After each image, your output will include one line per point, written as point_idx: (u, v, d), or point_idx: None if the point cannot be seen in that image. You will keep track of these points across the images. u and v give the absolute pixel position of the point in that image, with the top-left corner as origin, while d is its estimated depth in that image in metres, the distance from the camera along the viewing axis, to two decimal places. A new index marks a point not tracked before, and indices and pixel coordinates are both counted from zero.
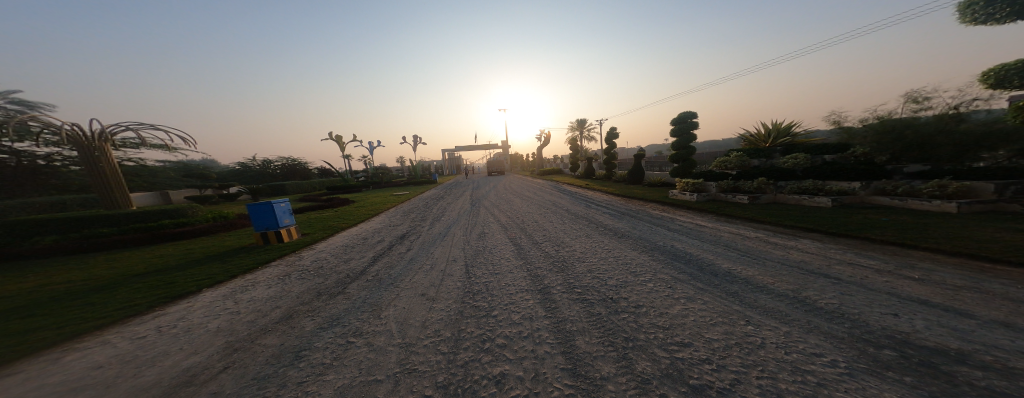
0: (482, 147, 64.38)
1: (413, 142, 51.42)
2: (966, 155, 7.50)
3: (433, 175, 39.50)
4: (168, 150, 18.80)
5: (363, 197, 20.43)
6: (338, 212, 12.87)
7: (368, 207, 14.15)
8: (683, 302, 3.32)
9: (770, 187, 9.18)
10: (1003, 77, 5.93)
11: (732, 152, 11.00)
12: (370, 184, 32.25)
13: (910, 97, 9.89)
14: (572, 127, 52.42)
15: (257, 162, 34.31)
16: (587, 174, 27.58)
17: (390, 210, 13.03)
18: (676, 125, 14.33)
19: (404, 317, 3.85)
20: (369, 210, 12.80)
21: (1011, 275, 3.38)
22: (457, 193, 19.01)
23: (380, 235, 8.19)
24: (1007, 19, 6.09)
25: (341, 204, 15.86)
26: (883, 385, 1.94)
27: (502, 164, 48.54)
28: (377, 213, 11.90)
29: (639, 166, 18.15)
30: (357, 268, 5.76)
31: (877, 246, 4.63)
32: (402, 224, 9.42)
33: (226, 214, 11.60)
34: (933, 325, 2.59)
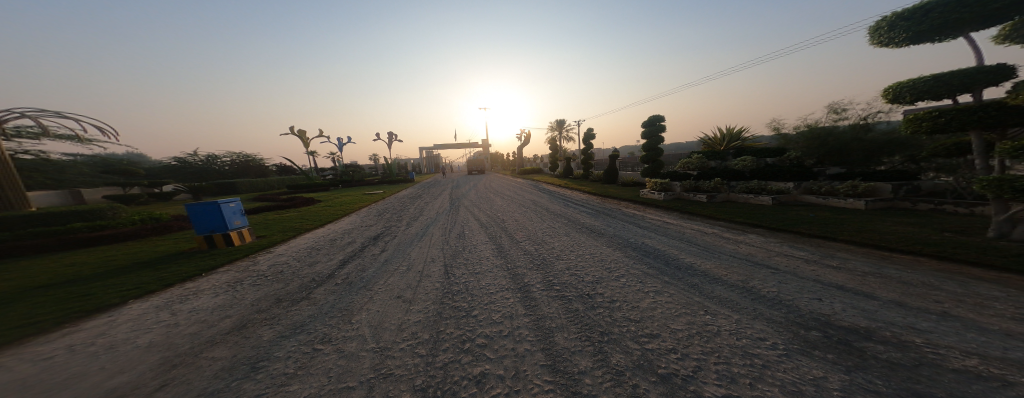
0: (459, 145, 63.13)
1: (383, 137, 48.58)
2: (873, 160, 8.91)
3: (409, 175, 37.40)
4: (80, 142, 15.84)
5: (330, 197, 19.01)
6: (302, 212, 11.84)
7: (337, 206, 13.19)
8: (652, 295, 3.60)
9: (723, 186, 10.18)
10: (898, 93, 7.04)
11: (692, 152, 11.91)
12: (337, 181, 29.91)
13: (832, 108, 11.46)
14: (551, 127, 53.18)
15: (201, 157, 30.32)
16: (565, 174, 28.36)
17: (362, 209, 12.26)
18: (645, 128, 15.20)
19: (378, 321, 3.69)
20: (338, 210, 11.92)
21: (903, 262, 4.13)
22: (435, 192, 18.54)
23: (350, 236, 7.71)
24: (904, 44, 6.98)
25: (305, 204, 14.59)
26: (812, 364, 2.30)
27: (482, 163, 47.73)
28: (347, 213, 11.14)
29: (611, 167, 19.02)
30: (324, 271, 5.37)
31: (806, 239, 5.39)
32: (375, 225, 8.93)
33: (159, 214, 10.07)
34: (848, 307, 3.10)
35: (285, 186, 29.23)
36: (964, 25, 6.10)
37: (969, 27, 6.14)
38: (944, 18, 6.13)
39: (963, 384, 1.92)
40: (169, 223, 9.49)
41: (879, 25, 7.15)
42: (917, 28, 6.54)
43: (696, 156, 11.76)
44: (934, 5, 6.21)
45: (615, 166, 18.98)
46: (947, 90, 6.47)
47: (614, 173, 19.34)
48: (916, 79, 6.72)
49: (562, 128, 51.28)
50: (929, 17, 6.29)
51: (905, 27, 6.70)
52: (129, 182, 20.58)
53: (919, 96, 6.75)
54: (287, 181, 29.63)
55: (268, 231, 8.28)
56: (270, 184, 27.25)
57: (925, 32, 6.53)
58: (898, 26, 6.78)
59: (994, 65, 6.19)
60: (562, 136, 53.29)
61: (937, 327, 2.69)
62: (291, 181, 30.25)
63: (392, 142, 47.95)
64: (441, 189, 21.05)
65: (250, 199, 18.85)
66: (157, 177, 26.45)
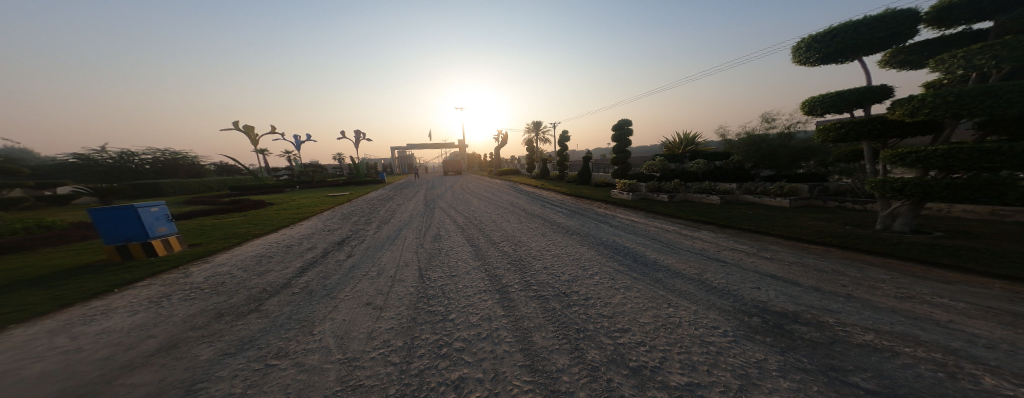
0: (431, 144, 60.76)
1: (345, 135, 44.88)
2: (794, 164, 10.44)
3: (378, 175, 34.84)
4: None
5: (285, 199, 17.15)
6: (249, 216, 10.48)
7: (293, 210, 11.92)
8: (623, 291, 3.86)
9: (681, 187, 11.13)
10: (812, 106, 8.25)
11: (655, 155, 12.81)
12: (289, 183, 26.91)
13: (765, 117, 13.14)
14: (527, 129, 53.50)
15: (113, 154, 25.44)
16: (541, 175, 28.93)
17: (325, 212, 11.23)
18: (616, 131, 15.99)
19: (344, 330, 3.44)
20: (295, 214, 10.77)
21: (819, 253, 4.93)
22: (407, 194, 17.76)
23: (310, 241, 7.04)
24: (816, 65, 8.00)
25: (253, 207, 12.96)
26: (755, 347, 2.67)
27: (458, 163, 46.33)
28: (306, 217, 10.12)
29: (583, 168, 19.77)
30: (278, 281, 4.84)
31: (746, 234, 6.15)
32: (340, 229, 8.25)
33: (53, 222, 8.27)
34: (779, 293, 3.63)
35: (227, 187, 25.75)
36: (860, 49, 7.24)
37: (861, 52, 7.31)
38: (847, 41, 7.20)
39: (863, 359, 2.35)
40: (68, 232, 7.84)
41: (799, 46, 8.17)
42: (826, 50, 7.57)
43: (658, 158, 12.67)
44: (840, 29, 7.29)
45: (587, 167, 19.71)
46: (846, 105, 7.73)
47: (585, 175, 20.13)
48: (825, 95, 7.92)
49: (538, 129, 51.86)
50: (837, 39, 7.33)
51: (818, 48, 7.70)
52: (7, 182, 16.52)
53: (827, 110, 7.96)
54: (228, 183, 26.03)
55: (205, 239, 7.20)
56: (203, 190, 23.53)
57: (832, 54, 7.58)
58: (813, 47, 7.79)
59: (879, 86, 7.52)
60: (538, 137, 53.87)
61: (844, 308, 3.28)
62: (234, 181, 26.69)
63: (358, 141, 44.64)
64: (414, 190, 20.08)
65: (179, 203, 16.15)
66: (49, 179, 21.56)
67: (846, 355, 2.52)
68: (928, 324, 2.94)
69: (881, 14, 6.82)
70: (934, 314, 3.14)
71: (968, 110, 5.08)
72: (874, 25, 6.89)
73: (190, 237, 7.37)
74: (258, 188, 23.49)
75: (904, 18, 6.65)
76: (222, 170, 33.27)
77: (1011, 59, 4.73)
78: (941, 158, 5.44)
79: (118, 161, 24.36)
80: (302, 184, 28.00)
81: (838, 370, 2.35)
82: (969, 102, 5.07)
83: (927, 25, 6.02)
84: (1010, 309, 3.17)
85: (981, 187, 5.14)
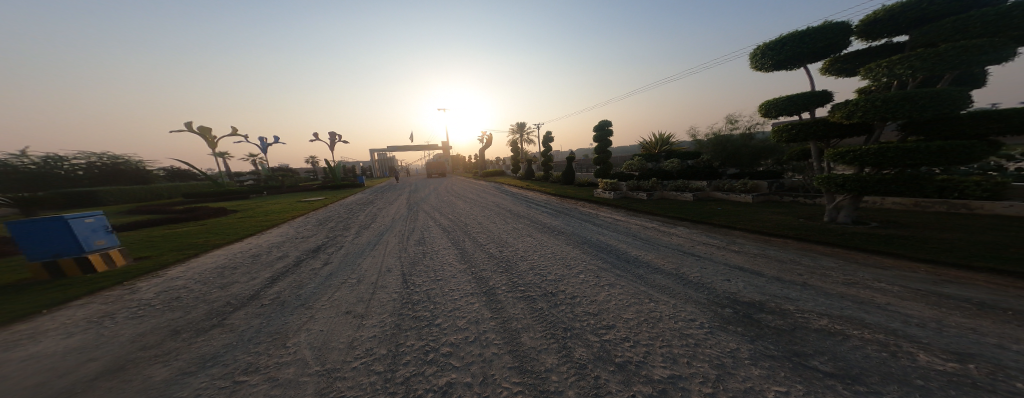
0: (411, 146, 58.84)
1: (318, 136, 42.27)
2: (756, 162, 11.27)
3: (356, 179, 33.03)
4: None
5: (252, 205, 15.87)
6: (208, 225, 9.57)
7: (260, 217, 11.06)
8: (607, 288, 3.98)
9: (658, 185, 11.66)
10: (768, 109, 8.88)
11: (634, 155, 13.32)
12: (255, 188, 24.87)
13: (729, 119, 14.06)
14: (511, 130, 53.31)
15: (38, 157, 22.16)
16: (526, 176, 29.00)
17: (297, 218, 10.52)
18: (596, 132, 16.41)
19: (322, 341, 3.25)
20: (263, 221, 9.99)
21: (780, 245, 5.37)
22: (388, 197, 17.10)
23: (281, 249, 6.57)
24: (770, 71, 8.66)
25: (213, 215, 11.83)
26: (729, 338, 2.87)
27: (441, 165, 45.10)
28: (275, 224, 9.43)
29: (566, 169, 20.03)
30: (245, 293, 4.47)
31: (717, 228, 6.58)
32: (315, 235, 7.78)
33: None
34: (747, 284, 3.92)
35: (181, 193, 23.32)
36: (806, 57, 7.91)
37: (807, 59, 7.99)
38: (795, 50, 7.83)
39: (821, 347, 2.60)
40: None
41: (754, 54, 8.76)
42: (777, 57, 8.17)
43: (636, 158, 13.19)
44: (788, 39, 7.93)
45: (570, 168, 20.02)
46: (796, 108, 8.43)
47: (568, 175, 20.47)
48: (779, 99, 8.59)
49: (521, 130, 51.84)
50: (786, 48, 7.96)
51: (771, 56, 8.30)
52: None
53: (780, 113, 8.61)
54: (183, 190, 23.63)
55: (155, 251, 6.49)
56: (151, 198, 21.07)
57: (783, 61, 8.20)
58: (767, 55, 8.39)
59: (822, 91, 8.30)
60: (522, 138, 53.86)
61: (802, 295, 3.62)
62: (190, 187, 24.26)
63: (332, 143, 42.21)
64: (395, 193, 19.35)
65: (121, 212, 14.36)
66: None
67: (805, 340, 2.78)
68: (870, 307, 3.32)
69: (822, 25, 7.47)
70: (874, 298, 3.54)
71: (893, 114, 5.76)
72: (817, 36, 7.53)
73: (137, 249, 6.61)
74: (218, 195, 21.46)
75: (840, 30, 7.36)
76: (174, 175, 30.01)
77: (924, 69, 5.40)
78: (874, 156, 6.13)
79: (43, 166, 21.14)
80: (269, 190, 25.91)
81: (800, 355, 2.58)
82: (895, 108, 5.74)
83: (858, 37, 6.73)
84: (932, 290, 3.66)
85: (905, 182, 5.86)
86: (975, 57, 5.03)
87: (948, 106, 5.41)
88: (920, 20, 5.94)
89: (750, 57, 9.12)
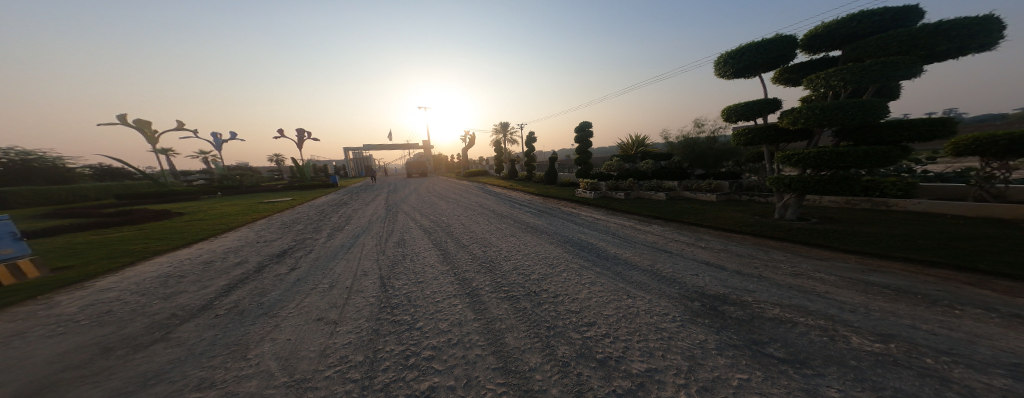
0: (388, 145, 56.37)
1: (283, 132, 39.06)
2: (720, 163, 12.17)
3: (327, 178, 30.84)
4: None
5: (206, 207, 14.36)
6: (149, 229, 8.49)
7: (215, 219, 10.02)
8: (588, 286, 4.12)
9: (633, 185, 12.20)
10: (729, 114, 9.54)
11: (611, 155, 13.82)
12: (207, 188, 22.40)
13: (697, 122, 15.01)
14: (493, 129, 52.82)
15: None
16: (509, 176, 28.96)
17: (259, 221, 9.65)
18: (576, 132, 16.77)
19: (290, 351, 3.01)
20: (218, 224, 9.04)
21: (740, 241, 5.87)
22: (364, 198, 16.25)
23: (239, 254, 6.00)
24: (731, 79, 9.28)
25: (156, 218, 10.50)
26: (698, 330, 3.10)
27: (422, 163, 43.38)
28: (232, 227, 8.58)
29: (548, 169, 20.22)
30: (198, 303, 4.03)
31: (686, 226, 7.04)
32: (279, 238, 7.20)
33: None
34: (713, 278, 4.25)
35: (114, 194, 20.42)
36: (761, 67, 8.58)
37: (762, 69, 8.67)
38: (752, 59, 8.47)
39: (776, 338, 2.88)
40: None
41: (718, 61, 9.35)
42: (738, 64, 8.76)
43: (613, 159, 13.69)
44: (746, 49, 8.55)
45: (553, 168, 20.21)
46: (753, 113, 9.15)
47: (549, 175, 20.74)
48: (738, 104, 9.28)
49: (505, 130, 51.36)
50: (745, 57, 8.58)
51: (732, 64, 8.90)
52: None
53: (739, 117, 9.29)
54: (118, 189, 20.75)
55: (81, 259, 5.63)
56: (76, 199, 18.24)
57: (742, 70, 8.81)
58: (728, 63, 8.99)
59: (774, 99, 9.09)
60: (505, 138, 53.47)
61: (759, 287, 3.99)
62: (127, 187, 21.36)
63: (299, 139, 39.17)
64: (371, 193, 18.46)
65: (37, 216, 12.31)
66: None
67: (762, 329, 3.08)
68: (814, 296, 3.75)
69: (774, 38, 8.16)
70: (817, 287, 4.00)
71: (830, 121, 6.45)
72: (770, 47, 8.19)
73: (55, 258, 5.69)
74: (163, 195, 19.09)
75: (789, 43, 8.10)
76: (105, 174, 26.18)
77: (855, 82, 6.09)
78: (813, 158, 6.85)
79: None
80: (225, 190, 23.48)
81: (758, 343, 2.85)
82: (831, 116, 6.43)
83: (803, 50, 7.41)
84: (861, 278, 4.21)
85: (839, 182, 6.64)
86: (892, 72, 5.80)
87: (871, 115, 6.19)
88: (852, 37, 6.67)
89: (714, 65, 9.71)
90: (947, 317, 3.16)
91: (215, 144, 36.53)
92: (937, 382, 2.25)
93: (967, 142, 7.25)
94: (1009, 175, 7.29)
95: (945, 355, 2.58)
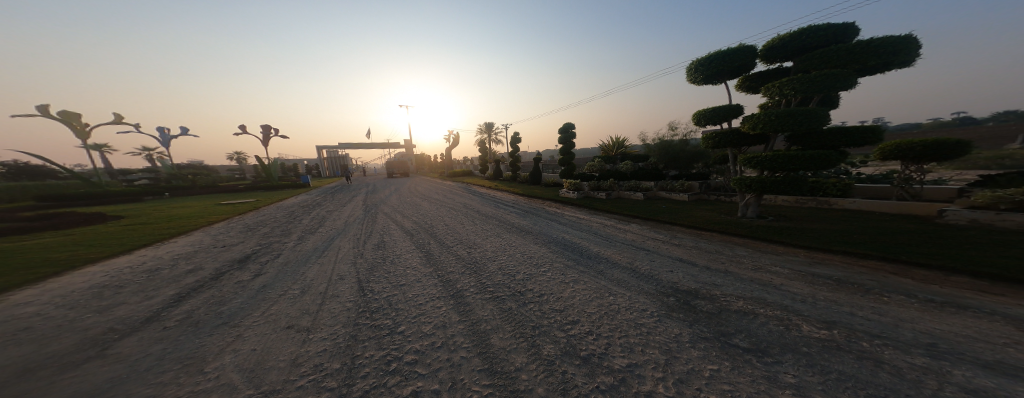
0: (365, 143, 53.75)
1: (244, 128, 35.84)
2: (692, 165, 12.92)
3: (298, 178, 28.72)
4: None
5: (154, 209, 12.89)
6: (81, 235, 7.46)
7: (164, 223, 9.02)
8: (572, 285, 4.21)
9: (614, 185, 12.61)
10: (699, 118, 10.09)
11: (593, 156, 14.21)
12: (154, 189, 20.05)
13: (672, 126, 15.82)
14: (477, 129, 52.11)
15: None
16: (494, 177, 28.81)
17: (217, 224, 8.80)
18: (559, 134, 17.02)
19: (255, 362, 2.77)
20: (167, 228, 8.13)
21: (711, 238, 6.28)
22: (341, 199, 15.42)
23: (194, 261, 5.44)
24: (700, 85, 9.80)
25: (89, 222, 9.21)
26: (673, 324, 3.28)
27: (403, 163, 41.76)
28: (184, 231, 7.76)
29: (532, 170, 20.36)
30: (146, 315, 3.61)
31: (661, 225, 7.41)
32: (242, 243, 6.62)
33: None
34: (686, 274, 4.51)
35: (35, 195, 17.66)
36: (726, 74, 9.15)
37: (727, 77, 9.24)
38: (719, 66, 8.98)
39: (741, 331, 3.12)
40: None
41: (689, 68, 9.83)
42: (706, 71, 9.26)
43: (594, 160, 14.09)
44: (714, 57, 9.05)
45: (537, 169, 20.39)
46: (719, 117, 9.74)
47: (533, 176, 20.86)
48: (706, 109, 9.84)
49: (491, 131, 50.66)
50: (713, 64, 9.07)
51: (701, 71, 9.39)
52: None
53: (707, 122, 9.87)
54: (41, 190, 18.02)
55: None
56: None
57: (710, 76, 9.32)
58: (698, 69, 9.48)
59: (736, 106, 9.75)
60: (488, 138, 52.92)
61: (726, 281, 4.30)
62: (52, 188, 18.61)
63: (264, 135, 36.17)
64: (348, 194, 17.55)
65: None
66: None
67: (729, 320, 3.33)
68: (772, 289, 4.10)
69: (738, 47, 8.73)
70: (774, 280, 4.38)
71: (782, 127, 7.05)
72: (735, 55, 8.74)
73: None
74: (99, 197, 16.81)
75: (750, 53, 8.70)
76: (23, 172, 22.63)
77: (802, 91, 6.70)
78: (769, 161, 7.43)
79: None
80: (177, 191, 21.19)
81: (725, 334, 3.07)
82: (784, 122, 7.01)
83: (762, 60, 7.96)
84: (811, 271, 4.67)
85: (791, 183, 7.28)
86: (834, 84, 6.44)
87: (816, 124, 6.86)
88: (802, 50, 7.31)
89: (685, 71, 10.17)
90: (878, 304, 3.61)
91: (162, 139, 32.70)
92: (873, 363, 2.56)
93: (892, 148, 8.29)
94: (924, 177, 8.43)
95: (878, 338, 2.94)
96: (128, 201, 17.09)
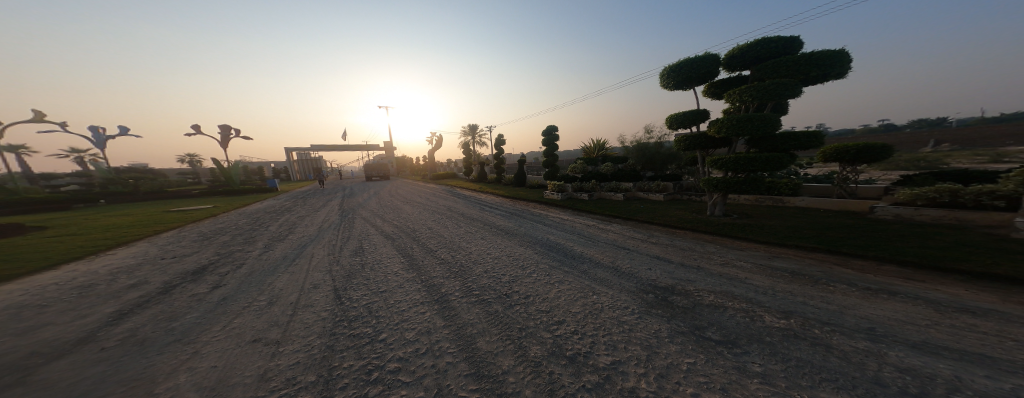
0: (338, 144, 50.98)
1: (198, 126, 32.64)
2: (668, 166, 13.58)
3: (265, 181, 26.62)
4: None
5: (92, 218, 11.40)
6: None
7: (103, 233, 7.98)
8: (557, 285, 4.26)
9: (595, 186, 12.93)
10: (672, 122, 10.63)
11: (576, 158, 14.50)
12: (91, 196, 17.74)
13: (648, 129, 16.53)
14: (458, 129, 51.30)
15: None
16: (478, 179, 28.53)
17: (168, 233, 7.91)
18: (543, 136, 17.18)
19: (216, 379, 2.51)
20: (106, 239, 7.17)
21: (685, 236, 6.63)
22: (315, 203, 14.51)
23: (141, 274, 4.86)
24: (672, 90, 10.31)
25: (2, 235, 7.88)
26: (652, 320, 3.43)
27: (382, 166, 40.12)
28: (127, 242, 6.88)
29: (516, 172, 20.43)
30: (79, 335, 3.15)
31: (640, 224, 7.72)
32: (199, 253, 6.01)
33: None
34: (663, 271, 4.74)
35: None
36: (695, 81, 9.68)
37: (696, 83, 9.78)
38: (689, 73, 9.49)
39: (714, 324, 3.32)
40: None
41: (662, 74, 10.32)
42: (677, 77, 9.76)
43: (576, 162, 14.38)
44: (684, 64, 9.54)
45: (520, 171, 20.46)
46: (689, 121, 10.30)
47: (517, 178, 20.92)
48: (678, 114, 10.39)
49: (474, 133, 49.87)
50: (683, 70, 9.57)
51: (673, 76, 9.89)
52: None
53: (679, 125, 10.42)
54: None
55: None
56: None
57: (681, 82, 9.83)
58: (670, 75, 9.96)
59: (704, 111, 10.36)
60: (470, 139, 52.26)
61: (699, 277, 4.57)
62: None
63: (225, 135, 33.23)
64: (323, 199, 16.58)
65: None
66: None
67: (702, 314, 3.54)
68: (740, 282, 4.41)
69: (705, 55, 9.26)
70: (741, 274, 4.73)
71: (742, 131, 7.61)
72: (702, 63, 9.28)
73: None
74: (18, 205, 14.53)
75: (716, 62, 9.27)
76: None
77: (758, 98, 7.26)
78: (732, 163, 7.99)
79: None
80: (117, 198, 18.84)
81: (700, 328, 3.26)
82: (744, 127, 7.56)
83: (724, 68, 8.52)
84: (772, 264, 5.09)
85: (750, 183, 7.88)
86: (784, 93, 7.04)
87: (769, 129, 7.48)
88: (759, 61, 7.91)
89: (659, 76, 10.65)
90: (827, 293, 4.01)
91: (98, 138, 28.92)
92: (825, 348, 2.83)
93: (831, 151, 9.26)
94: (858, 177, 9.50)
95: (828, 325, 3.25)
96: (55, 211, 14.88)
